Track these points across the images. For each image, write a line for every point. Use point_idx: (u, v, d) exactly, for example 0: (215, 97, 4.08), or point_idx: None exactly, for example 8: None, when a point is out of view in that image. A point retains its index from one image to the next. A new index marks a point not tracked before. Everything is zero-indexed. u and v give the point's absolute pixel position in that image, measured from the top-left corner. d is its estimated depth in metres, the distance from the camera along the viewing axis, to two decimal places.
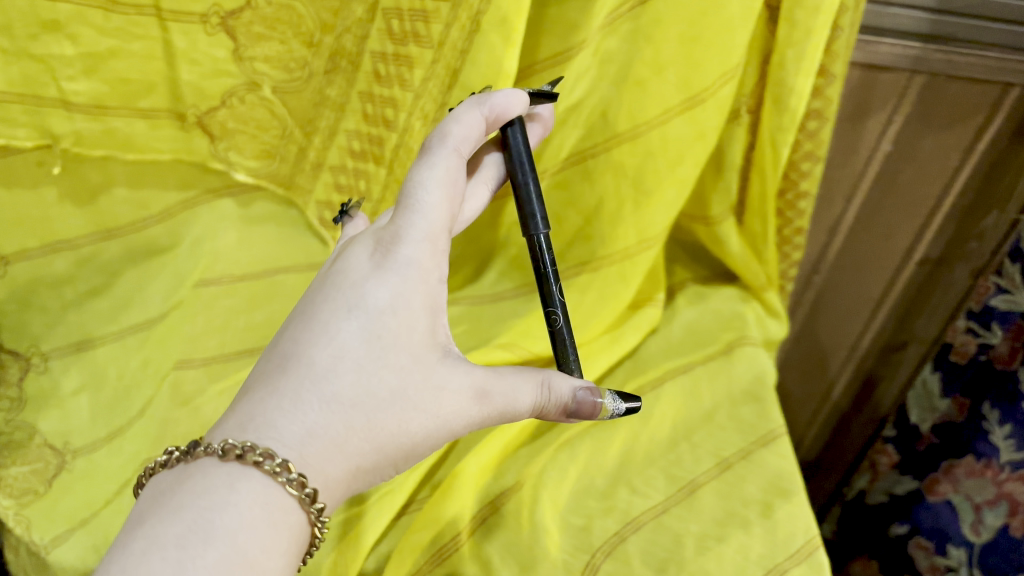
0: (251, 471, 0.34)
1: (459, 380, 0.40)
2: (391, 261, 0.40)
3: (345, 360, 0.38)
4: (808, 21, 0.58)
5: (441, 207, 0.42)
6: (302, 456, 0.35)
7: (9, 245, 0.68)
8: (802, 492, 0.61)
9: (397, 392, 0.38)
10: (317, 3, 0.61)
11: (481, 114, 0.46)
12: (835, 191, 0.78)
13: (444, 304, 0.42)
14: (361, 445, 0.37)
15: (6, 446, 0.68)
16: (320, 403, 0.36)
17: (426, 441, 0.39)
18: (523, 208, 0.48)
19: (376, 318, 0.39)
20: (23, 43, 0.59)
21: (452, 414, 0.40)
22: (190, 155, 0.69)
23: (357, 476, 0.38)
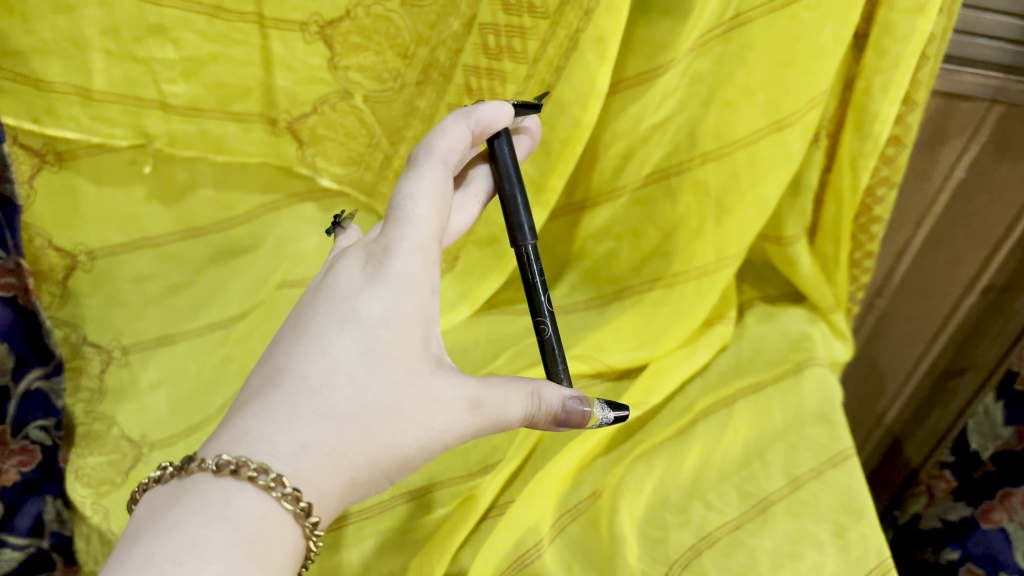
0: (246, 486, 0.33)
1: (453, 391, 0.41)
2: (384, 273, 0.41)
3: (338, 374, 0.38)
4: (897, 49, 0.59)
5: (433, 218, 0.42)
6: (297, 470, 0.35)
7: (94, 239, 0.71)
8: (873, 513, 0.61)
9: (391, 405, 0.38)
10: (416, 15, 0.63)
11: (468, 126, 0.46)
12: (905, 216, 0.79)
13: (435, 315, 0.42)
14: (357, 458, 0.37)
15: (83, 436, 0.68)
16: (313, 416, 0.36)
17: (419, 454, 0.39)
18: (512, 218, 0.49)
19: (369, 330, 0.39)
20: (128, 45, 0.62)
21: (447, 425, 0.40)
22: (278, 159, 0.71)
23: (353, 490, 0.37)
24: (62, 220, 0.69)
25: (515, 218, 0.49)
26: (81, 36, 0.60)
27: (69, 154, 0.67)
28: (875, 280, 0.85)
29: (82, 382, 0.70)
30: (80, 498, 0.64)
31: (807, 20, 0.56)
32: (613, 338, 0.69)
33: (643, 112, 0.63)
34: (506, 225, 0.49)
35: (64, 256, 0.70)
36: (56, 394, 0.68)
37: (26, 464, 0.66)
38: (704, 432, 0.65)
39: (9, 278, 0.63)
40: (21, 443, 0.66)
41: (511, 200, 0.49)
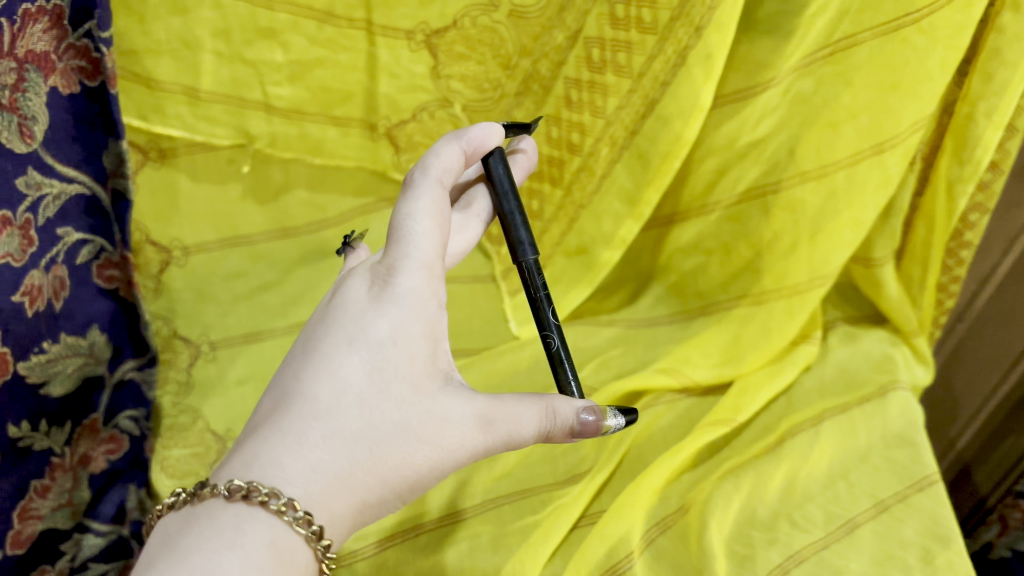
0: (257, 510, 0.35)
1: (462, 408, 0.40)
2: (389, 293, 0.41)
3: (345, 396, 0.38)
4: (1005, 75, 0.59)
5: (434, 236, 0.42)
6: (304, 492, 0.36)
7: (189, 236, 0.74)
8: (961, 541, 0.60)
9: (400, 425, 0.39)
10: (522, 27, 0.65)
11: (461, 148, 0.47)
12: (993, 241, 0.78)
13: (444, 332, 0.42)
14: (364, 479, 0.38)
15: (169, 428, 0.70)
16: (322, 439, 0.37)
17: (430, 472, 0.40)
18: (512, 234, 0.50)
19: (374, 351, 0.39)
20: (238, 48, 0.63)
21: (456, 444, 0.40)
22: (374, 164, 0.72)
23: (364, 508, 0.38)
24: (159, 214, 0.73)
25: (514, 234, 0.49)
26: (193, 38, 0.62)
27: (171, 151, 0.71)
28: (956, 306, 0.85)
29: (171, 376, 0.72)
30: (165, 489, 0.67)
31: (917, 44, 0.56)
32: (698, 353, 0.70)
33: (740, 129, 0.63)
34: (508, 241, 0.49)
35: (161, 251, 0.73)
36: (146, 385, 0.70)
37: (114, 452, 0.67)
38: (792, 450, 0.65)
39: (114, 271, 0.66)
40: (110, 432, 0.67)
41: (510, 217, 0.50)
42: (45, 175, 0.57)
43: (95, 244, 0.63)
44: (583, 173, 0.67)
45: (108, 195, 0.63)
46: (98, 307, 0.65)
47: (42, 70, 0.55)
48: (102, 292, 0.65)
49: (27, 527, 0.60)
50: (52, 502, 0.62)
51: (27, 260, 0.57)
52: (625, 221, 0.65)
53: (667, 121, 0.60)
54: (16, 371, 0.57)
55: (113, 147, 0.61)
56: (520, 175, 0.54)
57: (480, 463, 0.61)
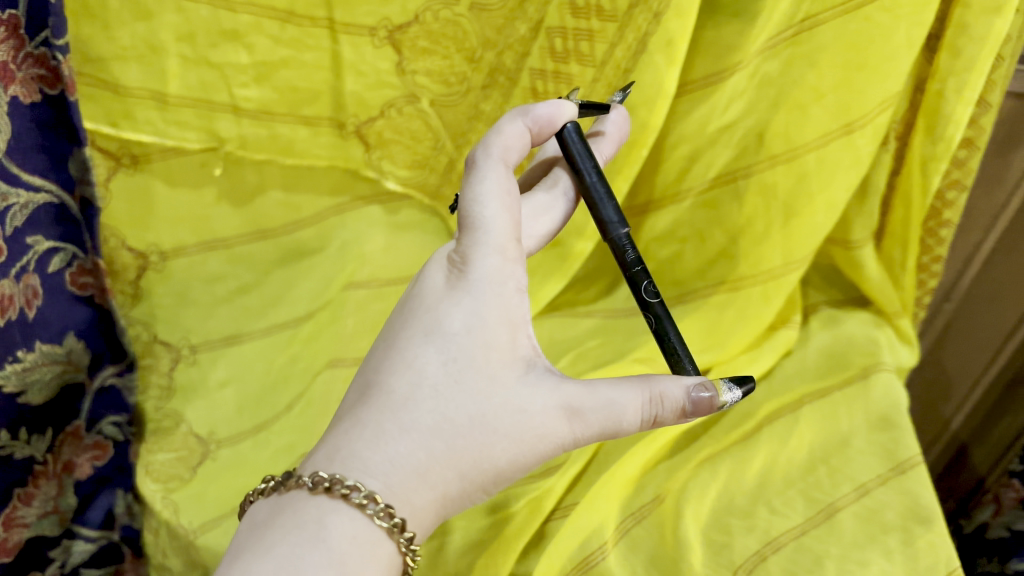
0: (339, 504, 0.37)
1: (544, 398, 0.41)
2: (464, 282, 0.42)
3: (421, 388, 0.39)
4: (972, 50, 0.58)
5: (504, 219, 0.43)
6: (384, 484, 0.37)
7: (167, 240, 0.72)
8: (943, 522, 0.60)
9: (480, 417, 0.39)
10: (484, 19, 0.63)
11: (525, 125, 0.47)
12: (975, 220, 0.77)
13: (525, 317, 0.42)
14: (444, 473, 0.38)
15: (154, 432, 0.69)
16: (401, 431, 0.39)
17: (517, 462, 0.40)
18: (599, 212, 0.48)
19: (449, 342, 0.40)
20: (203, 51, 0.63)
21: (539, 435, 0.40)
22: (346, 162, 0.72)
23: (448, 501, 0.39)
24: (136, 220, 0.71)
25: (603, 211, 0.47)
26: (158, 42, 0.62)
27: (143, 157, 0.69)
28: (942, 284, 0.83)
29: (152, 380, 0.71)
30: (150, 493, 0.66)
31: (881, 22, 0.56)
32: None
33: (708, 116, 0.62)
34: (595, 213, 0.48)
35: (137, 256, 0.72)
36: (128, 391, 0.70)
37: (99, 459, 0.69)
38: (769, 438, 0.65)
39: (87, 278, 0.66)
40: (94, 438, 0.69)
41: (596, 192, 0.48)
42: (12, 185, 0.58)
43: (66, 252, 0.64)
44: None
45: (75, 203, 0.63)
46: (77, 314, 0.66)
47: (1, 81, 0.55)
48: (77, 299, 0.66)
49: (12, 535, 0.63)
50: (38, 510, 0.65)
51: None
52: None
53: (632, 109, 0.59)
54: None
55: (78, 155, 0.61)
56: (608, 155, 0.52)
57: None
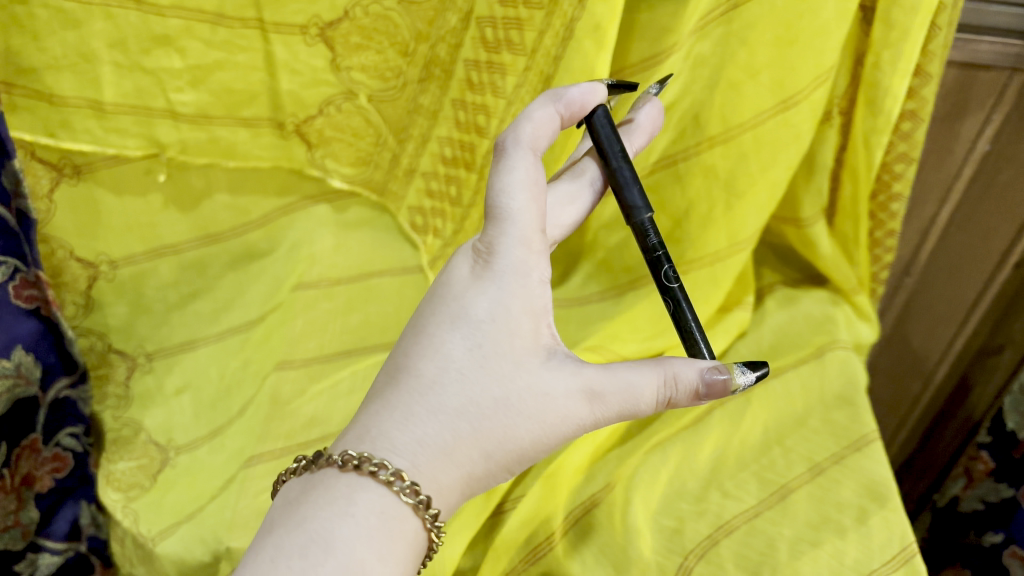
0: (367, 480, 0.36)
1: (566, 381, 0.40)
2: (490, 271, 0.41)
3: (448, 371, 0.39)
4: (905, 22, 0.57)
5: (530, 210, 0.42)
6: (411, 463, 0.37)
7: (116, 250, 0.70)
8: (898, 498, 0.59)
9: (503, 400, 0.39)
10: (415, 13, 0.65)
11: (555, 111, 0.46)
12: (928, 193, 0.76)
13: (548, 305, 0.42)
14: (469, 453, 0.38)
15: (113, 442, 0.69)
16: (427, 413, 0.38)
17: (538, 444, 0.40)
18: (624, 196, 0.47)
19: (475, 328, 0.40)
20: (136, 57, 0.62)
21: (562, 417, 0.40)
22: (289, 162, 0.73)
23: (472, 482, 0.39)
24: (85, 230, 0.68)
25: (628, 194, 0.47)
26: (89, 50, 0.61)
27: (87, 166, 0.66)
28: (902, 258, 0.82)
29: (109, 390, 0.71)
30: (111, 502, 0.66)
31: None
32: (627, 328, 0.69)
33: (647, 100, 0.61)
34: (618, 191, 0.47)
35: (88, 266, 0.69)
36: (83, 402, 0.69)
37: (60, 471, 0.66)
38: (721, 421, 0.64)
39: (32, 291, 0.63)
40: (53, 451, 0.66)
41: (620, 172, 0.47)
42: None
43: (7, 265, 0.61)
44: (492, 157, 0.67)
45: (11, 216, 0.60)
46: (24, 327, 0.63)
47: None
48: (24, 313, 0.63)
49: None
50: None
51: None
52: None
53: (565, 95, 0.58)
54: None
55: (9, 168, 0.59)
56: (638, 146, 0.52)
57: None
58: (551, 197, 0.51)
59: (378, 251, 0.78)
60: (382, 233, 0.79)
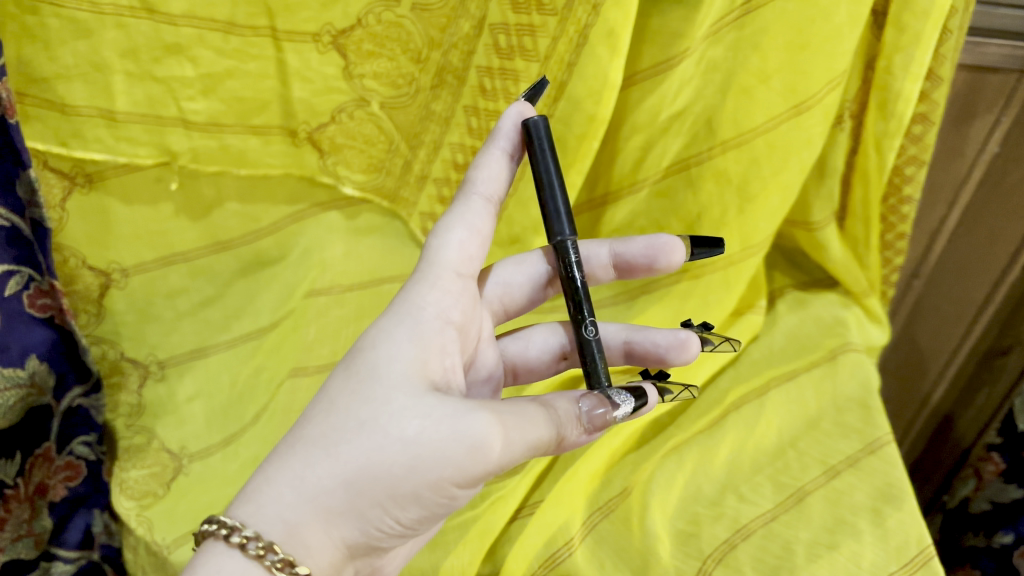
0: (217, 543, 0.36)
1: (444, 409, 0.39)
2: (385, 315, 0.45)
3: (322, 405, 0.40)
4: (917, 26, 0.58)
5: (450, 250, 0.48)
6: (260, 508, 0.37)
7: (128, 258, 0.70)
8: (913, 500, 0.59)
9: (368, 423, 0.38)
10: (427, 20, 0.65)
11: (499, 150, 0.50)
12: (938, 195, 0.76)
13: (435, 345, 0.44)
14: (325, 481, 0.37)
15: (125, 449, 0.69)
16: (290, 448, 0.39)
17: (412, 473, 0.37)
18: (552, 223, 0.49)
19: (353, 363, 0.42)
20: (147, 66, 0.62)
21: (436, 440, 0.38)
22: (301, 170, 0.73)
23: (336, 521, 0.37)
24: (95, 240, 0.69)
25: (556, 222, 0.49)
26: (101, 60, 0.61)
27: (97, 175, 0.66)
28: (911, 260, 0.83)
29: (121, 399, 0.71)
30: (125, 510, 0.66)
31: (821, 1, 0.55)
32: None
33: (659, 104, 0.61)
34: (544, 215, 0.50)
35: (100, 275, 0.70)
36: (95, 410, 0.69)
37: (72, 479, 0.68)
38: (736, 424, 0.65)
39: (46, 300, 0.64)
40: (66, 459, 0.68)
41: (549, 187, 0.48)
42: None
43: (22, 274, 0.62)
44: None
45: (26, 225, 0.61)
46: (36, 335, 0.64)
47: None
48: (36, 322, 0.64)
49: None
50: (10, 534, 0.64)
51: None
52: None
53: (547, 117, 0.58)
54: None
55: (23, 177, 0.59)
56: (626, 255, 0.56)
57: None
58: (505, 276, 0.57)
59: (390, 258, 0.77)
60: (393, 239, 0.78)
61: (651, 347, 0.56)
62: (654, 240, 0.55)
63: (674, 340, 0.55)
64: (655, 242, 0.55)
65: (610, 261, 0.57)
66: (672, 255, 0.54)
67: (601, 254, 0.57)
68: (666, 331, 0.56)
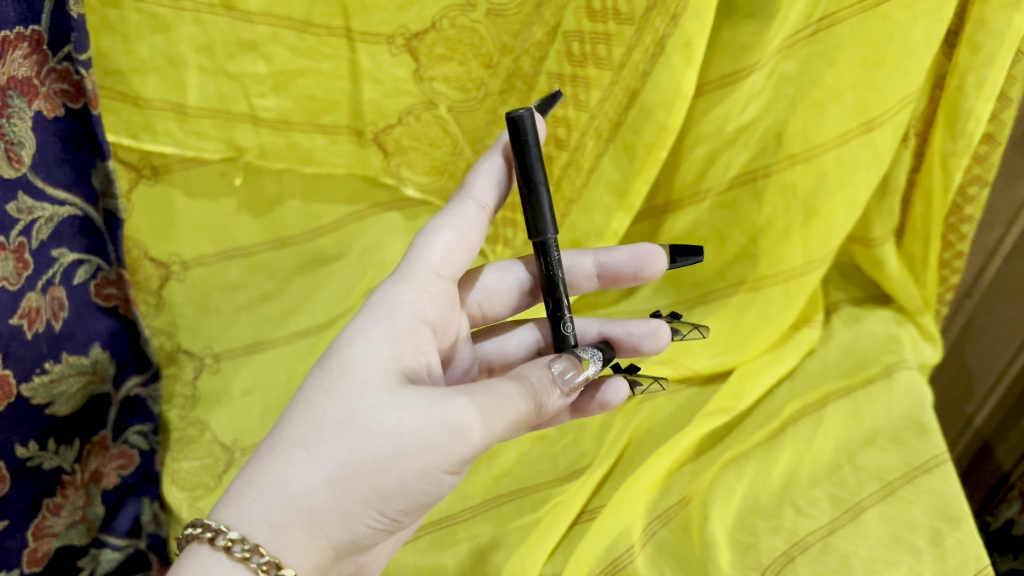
0: (202, 545, 0.37)
1: (423, 400, 0.39)
2: (357, 313, 0.45)
3: (297, 405, 0.40)
4: (992, 46, 0.58)
5: (432, 249, 0.49)
6: (241, 514, 0.37)
7: (187, 250, 0.72)
8: (971, 520, 0.59)
9: (346, 420, 0.39)
10: (500, 25, 0.65)
11: (498, 160, 0.52)
12: (996, 214, 0.77)
13: (410, 339, 0.44)
14: (307, 482, 0.37)
15: (177, 441, 0.68)
16: (268, 451, 0.39)
17: (394, 465, 0.38)
18: (537, 220, 0.48)
19: (327, 361, 0.42)
20: (221, 62, 0.63)
21: (415, 430, 0.38)
22: (365, 170, 0.73)
23: (319, 521, 0.37)
24: (158, 232, 0.71)
25: (540, 219, 0.48)
26: (176, 55, 0.62)
27: (164, 168, 0.68)
28: (964, 279, 0.83)
29: (177, 390, 0.71)
30: (176, 501, 0.65)
31: (899, 19, 0.55)
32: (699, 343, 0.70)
33: (727, 115, 0.62)
34: (528, 212, 0.48)
35: (160, 267, 0.72)
36: (152, 401, 0.70)
37: (125, 468, 0.67)
38: (795, 438, 0.64)
39: (112, 289, 0.66)
40: (120, 447, 0.68)
41: (536, 184, 0.47)
42: (35, 199, 0.57)
43: (90, 264, 0.63)
44: (571, 168, 0.67)
45: (99, 214, 0.62)
46: (102, 324, 0.65)
47: (25, 96, 0.55)
48: (102, 311, 0.65)
49: (42, 545, 0.61)
50: (66, 519, 0.63)
51: (23, 284, 0.57)
52: (615, 214, 0.66)
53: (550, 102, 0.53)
54: (18, 393, 0.58)
55: (100, 167, 0.61)
56: (616, 264, 0.55)
57: (479, 465, 0.64)
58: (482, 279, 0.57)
59: None
60: None
61: (625, 338, 0.55)
62: (637, 248, 0.55)
63: (646, 329, 0.54)
64: (642, 253, 0.55)
65: (594, 271, 0.57)
66: (658, 266, 0.54)
67: (585, 264, 0.57)
68: (640, 321, 0.55)
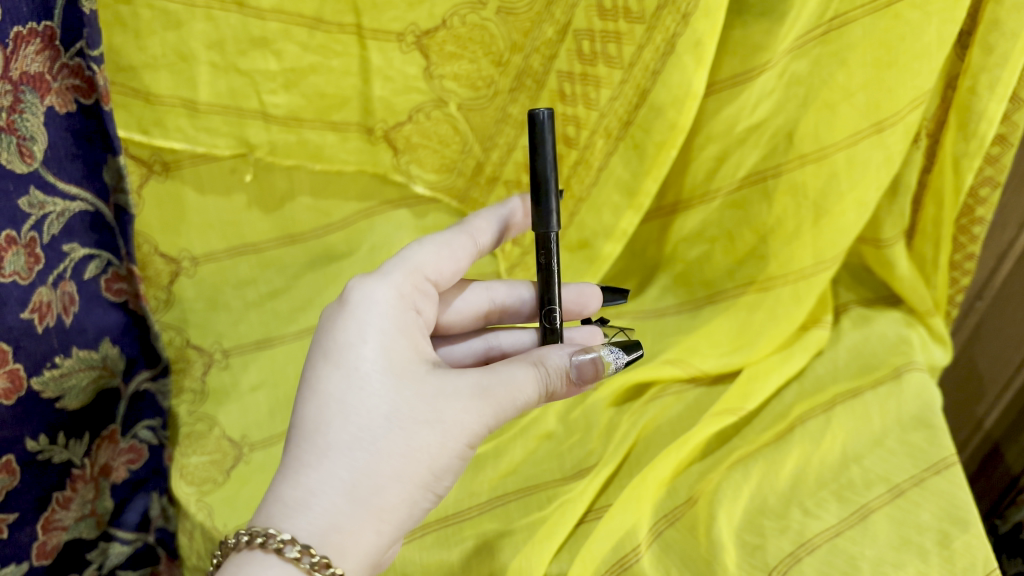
0: (270, 556, 0.38)
1: (457, 389, 0.43)
2: (351, 304, 0.46)
3: (329, 406, 0.42)
4: (1005, 46, 0.57)
5: (423, 254, 0.50)
6: (310, 524, 0.39)
7: (197, 246, 0.71)
8: (979, 523, 0.58)
9: (393, 416, 0.41)
10: (511, 23, 0.65)
11: (503, 217, 0.55)
12: (1008, 217, 0.77)
13: (417, 331, 0.46)
14: (372, 482, 0.40)
15: (187, 435, 0.68)
16: (317, 457, 0.41)
17: (445, 452, 0.42)
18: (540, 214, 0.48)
19: (349, 360, 0.43)
20: (232, 58, 0.63)
21: (460, 419, 0.42)
22: (375, 167, 0.73)
23: (386, 516, 0.41)
24: (168, 227, 0.70)
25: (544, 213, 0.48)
26: (188, 50, 0.61)
27: (174, 163, 0.67)
28: (976, 281, 0.83)
29: (185, 384, 0.71)
30: (184, 495, 0.65)
31: (912, 19, 0.55)
32: (706, 342, 0.70)
33: (738, 114, 0.62)
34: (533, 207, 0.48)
35: (169, 262, 0.71)
36: (162, 396, 0.70)
37: (135, 462, 0.68)
38: (802, 438, 0.64)
39: (122, 285, 0.66)
40: (130, 442, 0.68)
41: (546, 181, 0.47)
42: (47, 194, 0.58)
43: (101, 259, 0.63)
44: (581, 167, 0.67)
45: (109, 209, 0.62)
46: (111, 318, 0.65)
47: (37, 91, 0.55)
48: (111, 305, 0.65)
49: (51, 538, 0.63)
50: (75, 513, 0.64)
51: (34, 278, 0.57)
52: (625, 212, 0.66)
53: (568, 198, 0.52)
54: (30, 387, 0.58)
55: (112, 163, 0.61)
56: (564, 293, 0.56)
57: (486, 463, 0.64)
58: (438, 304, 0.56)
59: None
60: None
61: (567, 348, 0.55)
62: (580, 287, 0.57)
63: (584, 336, 0.56)
64: (584, 289, 0.57)
65: None
66: (592, 302, 0.57)
67: None
68: (578, 332, 0.57)
